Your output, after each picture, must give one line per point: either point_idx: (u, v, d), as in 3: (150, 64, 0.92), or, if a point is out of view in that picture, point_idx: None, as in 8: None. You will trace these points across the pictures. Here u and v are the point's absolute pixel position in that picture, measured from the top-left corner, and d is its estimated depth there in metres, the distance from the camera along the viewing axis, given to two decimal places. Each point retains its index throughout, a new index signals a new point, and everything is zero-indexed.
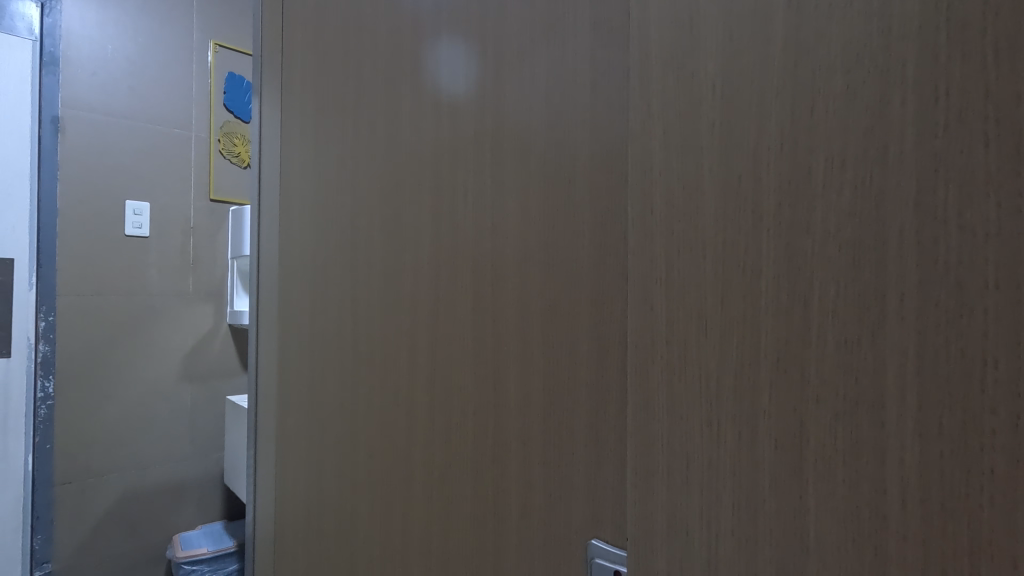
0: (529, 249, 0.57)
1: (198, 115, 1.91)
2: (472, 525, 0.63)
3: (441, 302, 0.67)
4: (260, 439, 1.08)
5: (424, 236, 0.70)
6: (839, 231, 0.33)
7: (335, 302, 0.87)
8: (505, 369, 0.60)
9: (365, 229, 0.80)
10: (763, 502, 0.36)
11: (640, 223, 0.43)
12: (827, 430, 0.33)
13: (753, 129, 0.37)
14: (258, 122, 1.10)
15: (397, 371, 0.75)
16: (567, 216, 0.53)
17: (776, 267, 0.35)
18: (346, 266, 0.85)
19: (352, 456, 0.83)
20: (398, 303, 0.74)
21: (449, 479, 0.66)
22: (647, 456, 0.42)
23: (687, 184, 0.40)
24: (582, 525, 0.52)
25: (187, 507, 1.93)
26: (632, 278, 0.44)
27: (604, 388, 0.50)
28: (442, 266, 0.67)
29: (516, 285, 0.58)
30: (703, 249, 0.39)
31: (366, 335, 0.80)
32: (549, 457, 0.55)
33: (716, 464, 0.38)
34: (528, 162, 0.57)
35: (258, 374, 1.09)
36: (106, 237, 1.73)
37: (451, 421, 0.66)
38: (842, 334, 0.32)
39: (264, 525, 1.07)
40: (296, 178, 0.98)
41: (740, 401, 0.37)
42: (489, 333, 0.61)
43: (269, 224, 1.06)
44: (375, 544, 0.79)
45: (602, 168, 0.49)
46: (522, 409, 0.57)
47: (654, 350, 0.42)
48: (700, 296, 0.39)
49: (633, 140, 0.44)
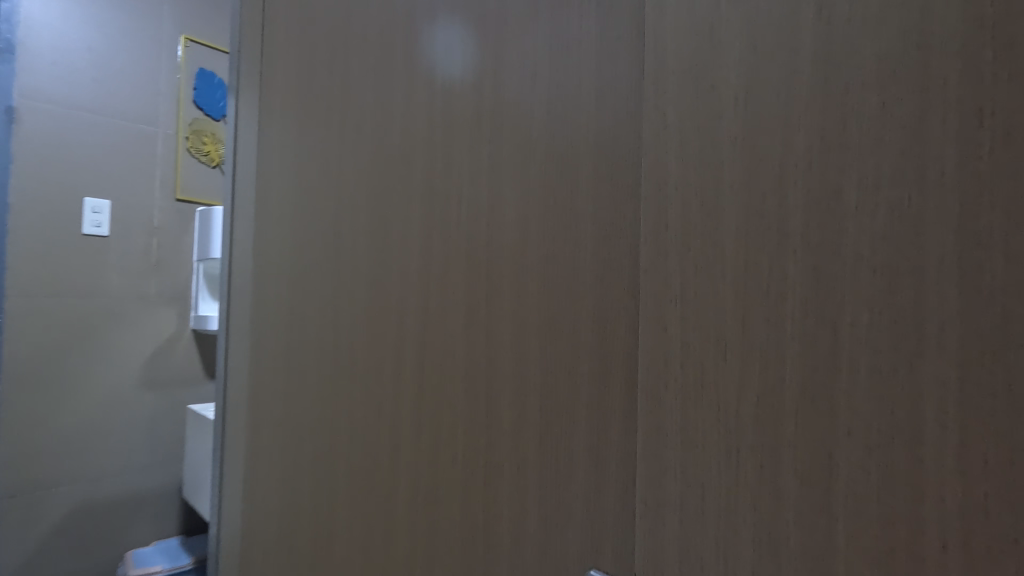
0: (526, 260, 0.54)
1: (166, 110, 1.83)
2: (461, 549, 0.60)
3: (430, 313, 0.64)
4: (227, 452, 1.02)
5: (413, 243, 0.67)
6: (872, 254, 0.31)
7: (314, 309, 0.83)
8: (498, 387, 0.57)
9: (349, 234, 0.77)
10: (786, 537, 0.34)
11: (654, 237, 0.42)
12: (859, 463, 0.31)
13: (780, 144, 0.35)
14: (233, 118, 1.05)
15: (378, 384, 0.71)
16: (568, 226, 0.51)
17: (804, 289, 0.34)
18: (328, 273, 0.80)
19: (330, 471, 0.79)
20: (383, 314, 0.71)
21: (435, 499, 0.63)
22: (660, 483, 0.40)
23: (706, 197, 0.39)
24: (580, 552, 0.49)
25: (142, 521, 1.82)
26: (645, 295, 0.42)
27: (607, 408, 0.47)
28: (431, 276, 0.64)
29: (509, 298, 0.56)
30: (724, 267, 0.37)
31: (348, 345, 0.76)
32: (544, 480, 0.52)
33: (735, 495, 0.36)
34: (525, 169, 0.55)
35: (226, 385, 1.03)
36: (63, 235, 1.63)
37: (438, 438, 0.63)
38: (875, 363, 0.31)
39: (229, 545, 1.00)
40: (274, 180, 0.94)
41: (762, 429, 0.35)
42: (482, 347, 0.58)
43: (243, 227, 1.01)
44: (353, 566, 0.74)
45: (608, 179, 0.47)
46: (517, 427, 0.55)
47: (667, 372, 0.40)
48: (719, 314, 0.37)
49: (649, 149, 0.43)
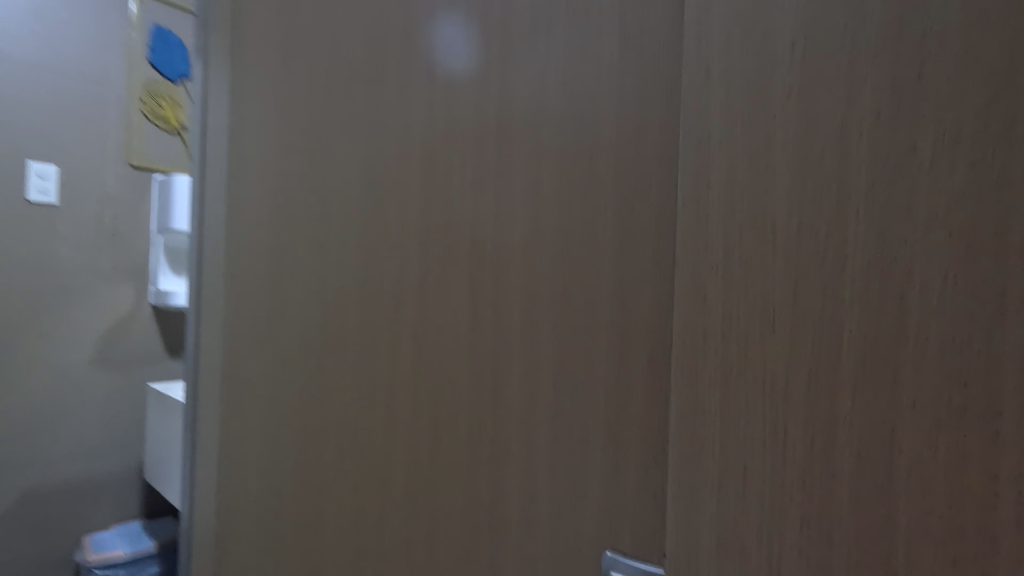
0: (539, 229, 0.51)
1: (119, 69, 1.69)
2: (464, 533, 0.57)
3: (429, 286, 0.60)
4: (199, 434, 0.96)
5: (410, 210, 0.62)
6: (947, 215, 0.29)
7: (297, 281, 0.77)
8: (506, 365, 0.53)
9: (338, 201, 0.71)
10: (839, 518, 0.32)
11: (692, 202, 0.39)
12: (924, 439, 0.29)
13: (843, 98, 0.32)
14: (201, 73, 0.96)
15: (370, 362, 0.67)
16: (587, 193, 0.47)
17: (866, 254, 0.31)
18: (314, 241, 0.75)
19: (316, 452, 0.74)
20: (377, 287, 0.66)
21: (435, 481, 0.59)
22: (696, 463, 0.38)
23: (754, 158, 0.36)
24: (596, 535, 0.47)
25: (101, 505, 1.73)
26: (681, 264, 0.39)
27: (628, 384, 0.45)
28: (430, 246, 0.60)
29: (518, 270, 0.52)
30: (773, 232, 0.35)
31: (337, 320, 0.71)
32: (557, 462, 0.49)
33: (781, 473, 0.34)
34: (540, 131, 0.51)
35: (197, 363, 0.96)
36: (6, 202, 1.50)
37: (438, 418, 0.59)
38: (946, 332, 0.29)
39: (202, 531, 0.95)
40: (251, 141, 0.86)
41: (814, 404, 0.33)
42: (488, 322, 0.55)
43: (215, 193, 0.93)
44: (343, 551, 0.70)
45: (632, 141, 0.44)
46: (526, 406, 0.52)
47: (706, 345, 0.38)
48: (767, 283, 0.35)
49: (687, 107, 0.39)
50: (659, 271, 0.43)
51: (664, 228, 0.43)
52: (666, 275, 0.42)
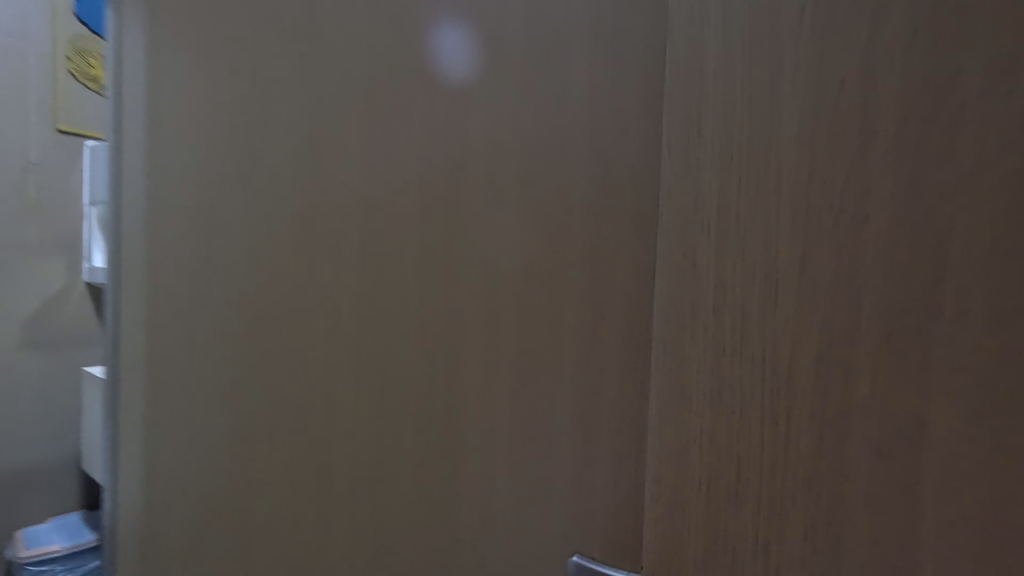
0: (499, 188, 0.44)
1: (40, 21, 1.50)
2: (414, 533, 0.50)
3: (374, 255, 0.52)
4: (121, 423, 0.85)
5: (353, 167, 0.54)
6: (997, 157, 0.23)
7: (225, 252, 0.67)
8: (461, 343, 0.47)
9: (271, 159, 0.62)
10: (849, 524, 0.27)
11: (681, 151, 0.33)
12: (957, 433, 0.24)
13: (866, 14, 0.26)
14: (115, 13, 0.83)
15: (307, 343, 0.59)
16: (555, 145, 0.41)
17: (892, 208, 0.26)
18: (243, 205, 0.65)
19: (250, 443, 0.66)
20: (315, 257, 0.58)
21: (383, 475, 0.53)
22: (681, 456, 0.33)
23: (757, 96, 0.30)
24: (562, 535, 0.41)
25: (35, 499, 1.59)
26: (669, 226, 0.33)
27: (600, 364, 0.39)
28: (376, 209, 0.52)
29: (474, 236, 0.45)
30: (778, 184, 0.29)
31: (270, 296, 0.62)
32: (518, 453, 0.43)
33: (781, 471, 0.29)
34: (500, 72, 0.43)
35: (118, 345, 0.85)
36: None
37: (385, 405, 0.52)
38: (990, 303, 0.23)
39: (127, 531, 0.85)
40: (170, 91, 0.75)
41: (823, 389, 0.28)
42: (441, 296, 0.48)
43: (131, 151, 0.81)
44: (281, 552, 0.63)
45: (605, 84, 0.38)
46: (484, 392, 0.45)
47: (696, 319, 0.32)
48: (770, 245, 0.29)
49: (676, 33, 0.33)
50: (637, 236, 0.37)
51: (643, 184, 0.37)
52: (646, 239, 0.37)
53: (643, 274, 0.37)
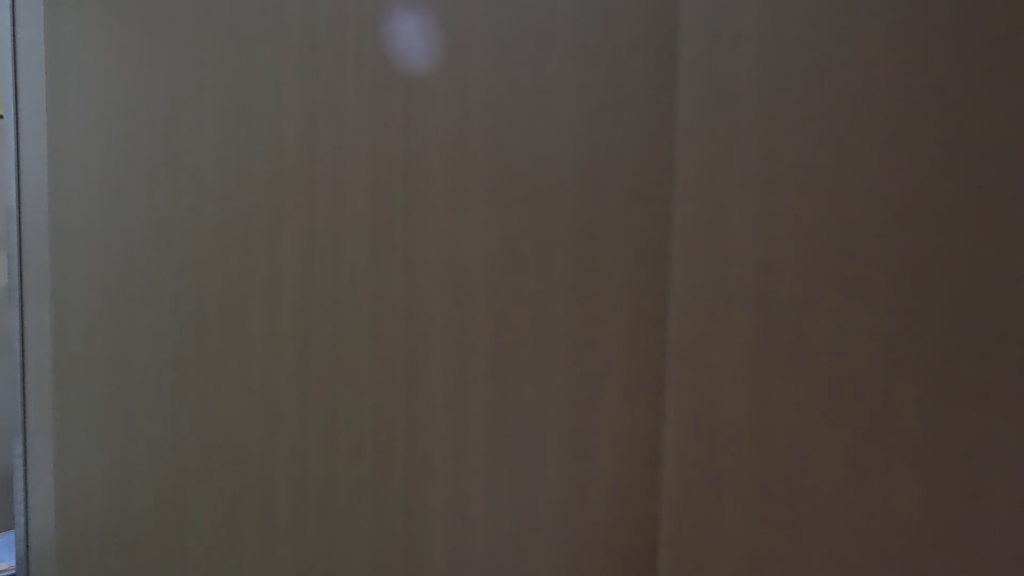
0: (478, 169, 0.38)
1: None
2: (369, 553, 0.43)
3: (313, 230, 0.44)
4: None
5: (284, 125, 0.44)
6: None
7: (96, 234, 0.54)
8: (425, 330, 0.40)
9: (165, 116, 0.50)
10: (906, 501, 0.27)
11: (699, 115, 0.32)
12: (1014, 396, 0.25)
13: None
14: None
15: (231, 353, 0.48)
16: (548, 127, 0.36)
17: (946, 184, 0.26)
18: (125, 175, 0.52)
19: (143, 467, 0.54)
20: (230, 236, 0.47)
21: (327, 488, 0.44)
22: (711, 487, 0.32)
23: (786, 124, 0.30)
24: (550, 536, 0.37)
25: None
26: (692, 203, 0.32)
27: (593, 341, 0.35)
28: (314, 175, 0.43)
29: (450, 227, 0.39)
30: (824, 157, 0.29)
31: (168, 286, 0.51)
32: (499, 453, 0.38)
33: (834, 452, 0.28)
34: (482, 29, 0.37)
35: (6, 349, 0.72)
36: None
37: (329, 407, 0.44)
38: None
39: None
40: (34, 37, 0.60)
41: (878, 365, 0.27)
42: (399, 275, 0.41)
43: None
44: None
45: (590, 21, 0.34)
46: (456, 384, 0.39)
47: (727, 302, 0.31)
48: (819, 220, 0.29)
49: (684, 49, 0.32)
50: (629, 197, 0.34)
51: (635, 137, 0.33)
52: (654, 243, 0.33)
53: (649, 283, 0.33)
